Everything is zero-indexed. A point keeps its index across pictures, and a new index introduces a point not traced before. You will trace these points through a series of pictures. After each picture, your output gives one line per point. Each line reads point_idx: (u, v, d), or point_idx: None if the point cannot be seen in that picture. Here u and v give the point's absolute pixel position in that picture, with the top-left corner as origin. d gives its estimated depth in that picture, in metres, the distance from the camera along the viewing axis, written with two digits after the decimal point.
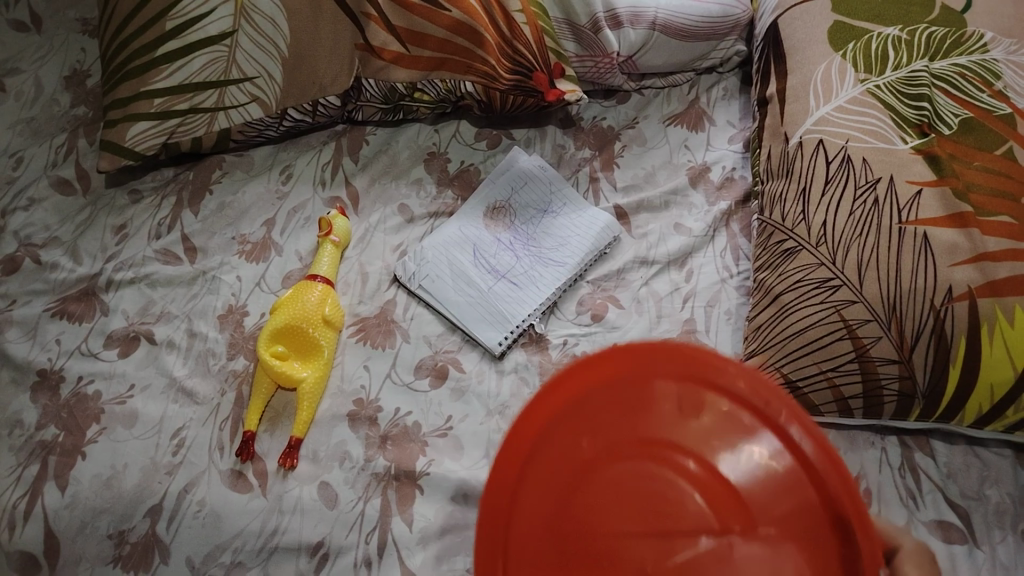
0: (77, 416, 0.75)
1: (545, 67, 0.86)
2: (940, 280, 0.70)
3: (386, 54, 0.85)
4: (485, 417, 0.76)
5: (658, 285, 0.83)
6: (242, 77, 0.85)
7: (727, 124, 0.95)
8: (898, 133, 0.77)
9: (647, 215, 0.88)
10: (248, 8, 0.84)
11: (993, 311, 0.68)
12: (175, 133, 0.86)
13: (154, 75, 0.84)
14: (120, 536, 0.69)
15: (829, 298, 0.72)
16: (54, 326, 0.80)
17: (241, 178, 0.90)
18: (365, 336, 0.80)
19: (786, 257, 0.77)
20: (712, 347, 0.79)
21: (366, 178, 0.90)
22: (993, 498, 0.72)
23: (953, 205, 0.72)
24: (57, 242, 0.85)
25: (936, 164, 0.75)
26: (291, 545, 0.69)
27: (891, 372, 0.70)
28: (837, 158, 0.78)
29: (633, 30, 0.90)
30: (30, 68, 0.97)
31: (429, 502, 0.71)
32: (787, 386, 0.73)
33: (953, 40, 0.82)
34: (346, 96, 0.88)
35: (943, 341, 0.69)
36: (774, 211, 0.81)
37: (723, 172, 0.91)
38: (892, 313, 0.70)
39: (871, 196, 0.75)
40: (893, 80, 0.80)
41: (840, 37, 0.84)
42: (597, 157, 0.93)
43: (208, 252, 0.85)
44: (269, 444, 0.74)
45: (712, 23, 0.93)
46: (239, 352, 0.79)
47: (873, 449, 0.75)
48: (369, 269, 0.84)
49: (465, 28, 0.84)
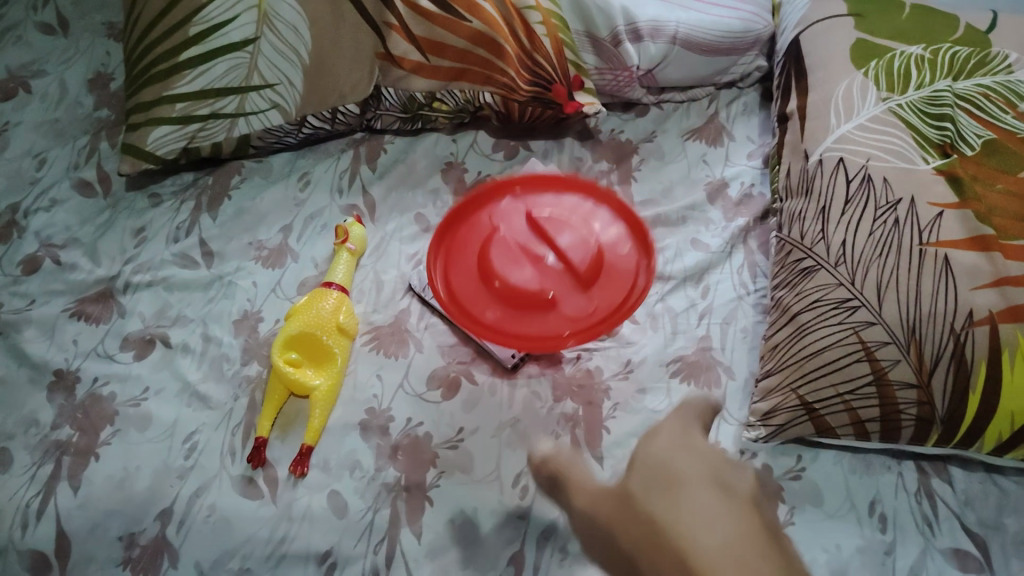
0: (91, 417, 0.75)
1: (563, 80, 0.87)
2: (961, 304, 0.69)
3: (406, 63, 0.86)
4: (496, 429, 0.75)
5: (674, 302, 0.83)
6: (263, 84, 0.85)
7: (746, 139, 0.95)
8: (919, 153, 0.77)
9: (664, 230, 0.88)
10: (270, 15, 0.84)
11: (1015, 337, 0.67)
12: (195, 137, 0.87)
13: (176, 80, 0.84)
14: (130, 539, 0.70)
15: (847, 318, 0.71)
16: (72, 326, 0.80)
17: (260, 184, 0.91)
18: (379, 345, 0.80)
19: (802, 276, 0.76)
20: (726, 365, 0.79)
21: (383, 187, 0.91)
22: (1012, 528, 0.71)
23: (975, 228, 0.72)
24: (76, 244, 0.86)
25: (958, 186, 0.74)
26: (300, 553, 0.69)
27: (909, 397, 0.69)
28: (856, 177, 0.77)
29: (654, 44, 0.90)
30: (55, 70, 0.98)
31: (438, 514, 0.71)
32: (805, 409, 0.71)
33: (977, 60, 0.82)
34: (365, 105, 0.89)
35: (963, 367, 0.68)
36: (792, 229, 0.79)
37: (741, 188, 0.91)
38: (911, 336, 0.69)
39: (891, 216, 0.74)
40: (916, 99, 0.80)
41: (863, 53, 0.84)
42: (614, 170, 0.92)
43: (225, 257, 0.86)
44: (281, 451, 0.74)
45: (732, 39, 0.92)
46: (252, 358, 0.79)
47: (890, 473, 0.74)
48: (384, 278, 0.85)
49: (485, 39, 0.84)
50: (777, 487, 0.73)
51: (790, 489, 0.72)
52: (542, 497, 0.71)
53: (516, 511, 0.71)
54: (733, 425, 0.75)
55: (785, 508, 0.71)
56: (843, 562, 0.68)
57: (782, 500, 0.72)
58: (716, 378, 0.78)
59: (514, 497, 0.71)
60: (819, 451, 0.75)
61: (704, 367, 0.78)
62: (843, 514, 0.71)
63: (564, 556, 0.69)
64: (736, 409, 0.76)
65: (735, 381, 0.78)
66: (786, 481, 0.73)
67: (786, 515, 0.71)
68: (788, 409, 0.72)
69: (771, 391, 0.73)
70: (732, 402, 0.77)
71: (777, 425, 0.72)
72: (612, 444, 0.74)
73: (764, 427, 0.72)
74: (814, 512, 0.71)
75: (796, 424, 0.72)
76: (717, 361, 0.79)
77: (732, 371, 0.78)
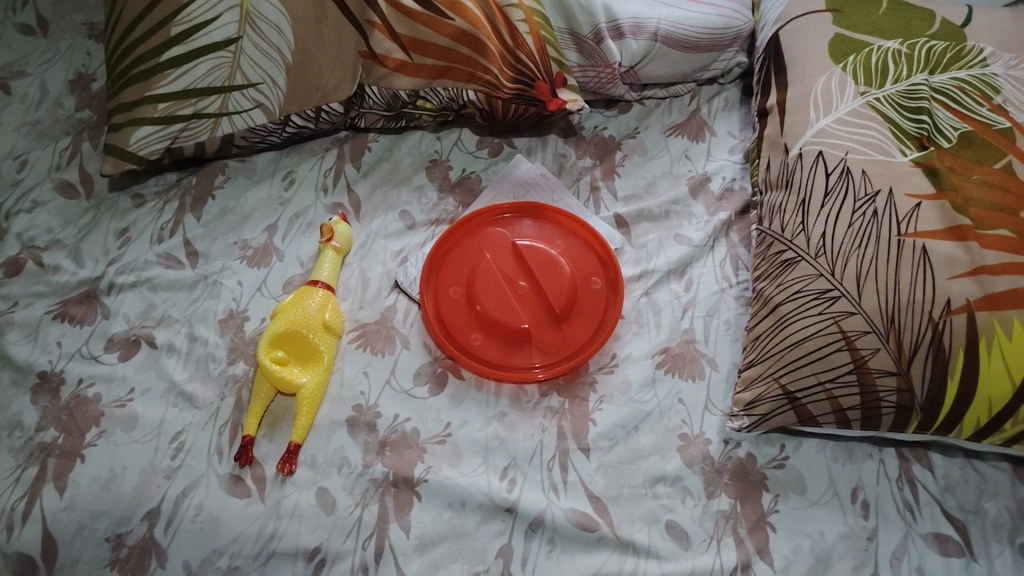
0: (77, 419, 0.75)
1: (546, 77, 0.87)
2: (938, 293, 0.70)
3: (389, 62, 0.86)
4: (484, 424, 0.76)
5: (659, 295, 0.84)
6: (246, 84, 0.85)
7: (727, 134, 0.96)
8: (897, 146, 0.78)
9: (648, 225, 0.89)
10: (252, 14, 0.84)
11: (991, 325, 0.68)
12: (178, 137, 0.86)
13: (158, 80, 0.84)
14: (118, 540, 0.69)
15: (828, 309, 0.72)
16: (55, 328, 0.80)
17: (244, 184, 0.90)
18: (365, 342, 0.80)
19: (784, 268, 0.77)
20: (710, 357, 0.80)
21: (368, 184, 0.91)
22: (991, 512, 0.72)
23: (952, 218, 0.73)
24: (59, 245, 0.85)
25: (934, 177, 0.75)
26: (289, 550, 0.69)
27: (889, 385, 0.70)
28: (836, 170, 0.78)
29: (636, 40, 0.91)
30: (36, 71, 0.97)
31: (427, 509, 0.71)
32: (787, 398, 0.72)
33: (952, 54, 0.83)
34: (349, 103, 0.89)
35: (941, 354, 0.69)
36: (773, 222, 0.80)
37: (723, 183, 0.91)
38: (890, 325, 0.70)
39: (870, 208, 0.75)
40: (893, 93, 0.81)
41: (840, 48, 0.85)
42: (598, 166, 0.93)
43: (209, 256, 0.85)
44: (268, 449, 0.74)
45: (712, 35, 0.93)
46: (239, 357, 0.79)
47: (871, 460, 0.75)
48: (370, 275, 0.85)
49: (468, 37, 0.85)
50: (762, 477, 0.74)
51: (774, 478, 0.73)
52: (529, 490, 0.72)
53: (503, 504, 0.71)
54: (717, 416, 0.76)
55: (769, 496, 0.73)
56: (826, 549, 0.70)
57: (766, 489, 0.73)
58: (700, 370, 0.79)
59: (502, 491, 0.72)
60: (802, 440, 0.76)
61: (688, 360, 0.79)
62: (826, 501, 0.72)
63: (551, 549, 0.70)
64: (720, 400, 0.77)
65: (719, 373, 0.79)
66: (770, 469, 0.74)
67: (770, 503, 0.72)
68: (771, 398, 0.72)
69: (754, 381, 0.74)
70: (715, 393, 0.78)
71: (760, 415, 0.73)
72: (599, 437, 0.75)
73: (748, 417, 0.73)
74: (798, 500, 0.72)
75: (779, 413, 0.72)
76: (701, 353, 0.80)
77: (716, 362, 0.79)
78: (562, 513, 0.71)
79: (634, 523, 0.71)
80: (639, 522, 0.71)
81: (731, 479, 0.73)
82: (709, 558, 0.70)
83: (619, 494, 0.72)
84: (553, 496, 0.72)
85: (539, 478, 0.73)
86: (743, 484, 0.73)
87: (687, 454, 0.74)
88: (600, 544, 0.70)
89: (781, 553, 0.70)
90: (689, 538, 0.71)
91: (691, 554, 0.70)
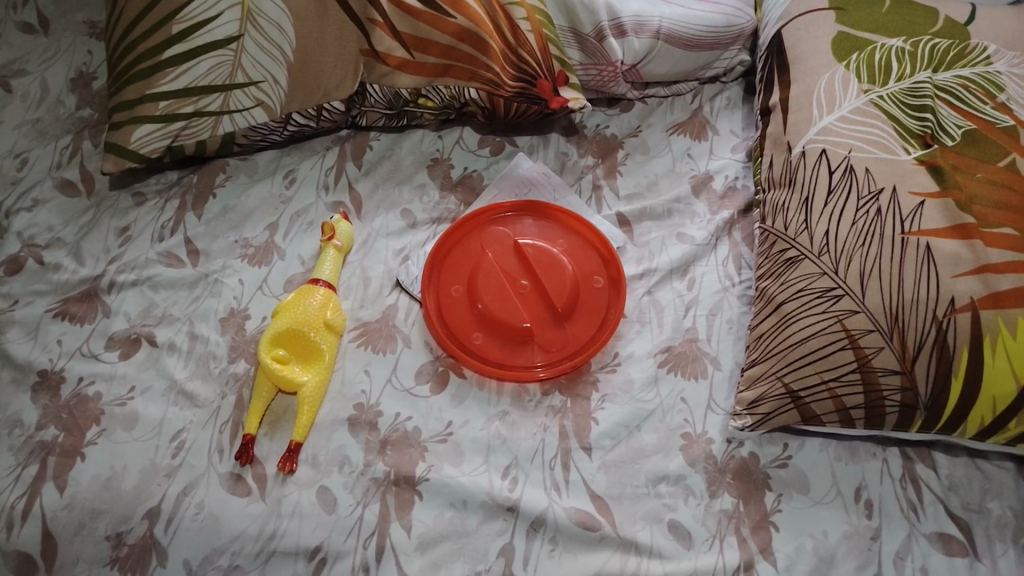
0: (77, 417, 0.75)
1: (549, 75, 0.87)
2: (942, 292, 0.69)
3: (391, 59, 0.86)
4: (485, 422, 0.75)
5: (661, 295, 0.83)
6: (247, 82, 0.85)
7: (729, 133, 0.95)
8: (900, 144, 0.78)
9: (650, 223, 0.88)
10: (254, 12, 0.84)
11: (996, 323, 0.68)
12: (180, 135, 0.86)
13: (159, 79, 0.84)
14: (117, 538, 0.69)
15: (832, 307, 0.72)
16: (56, 327, 0.80)
17: (245, 182, 0.90)
18: (367, 341, 0.80)
19: (787, 266, 0.76)
20: (713, 356, 0.79)
21: (369, 183, 0.90)
22: (995, 511, 0.72)
23: (955, 217, 0.73)
24: (60, 244, 0.85)
25: (939, 176, 0.75)
26: (290, 550, 0.69)
27: (893, 384, 0.69)
28: (839, 168, 0.78)
29: (638, 39, 0.90)
30: (36, 69, 0.97)
31: (428, 508, 0.71)
32: (791, 398, 0.72)
33: (956, 52, 0.83)
34: (350, 102, 0.89)
35: (945, 353, 0.68)
36: (777, 221, 0.80)
37: (725, 181, 0.91)
38: (894, 324, 0.70)
39: (873, 206, 0.74)
40: (896, 91, 0.81)
41: (843, 46, 0.85)
42: (600, 164, 0.93)
43: (210, 255, 0.85)
44: (269, 447, 0.74)
45: (715, 33, 0.93)
46: (240, 356, 0.79)
47: (875, 460, 0.74)
48: (372, 274, 0.84)
49: (469, 34, 0.84)
50: (764, 476, 0.73)
51: (777, 477, 0.73)
52: (531, 489, 0.72)
53: (505, 502, 0.71)
54: (720, 415, 0.76)
55: (772, 495, 0.72)
56: (829, 548, 0.70)
57: (770, 488, 0.73)
58: (703, 369, 0.78)
59: (503, 490, 0.71)
60: (805, 439, 0.75)
61: (691, 358, 0.79)
62: (829, 500, 0.72)
63: (553, 548, 0.69)
64: (723, 398, 0.77)
65: (722, 371, 0.78)
66: (774, 469, 0.74)
67: (772, 502, 0.72)
68: (775, 397, 0.72)
69: (757, 379, 0.74)
70: (717, 391, 0.77)
71: (763, 414, 0.72)
72: (601, 436, 0.75)
73: (751, 415, 0.73)
74: (801, 499, 0.72)
75: (782, 412, 0.72)
76: (704, 352, 0.79)
77: (719, 361, 0.79)
78: (565, 512, 0.71)
79: (636, 522, 0.71)
80: (641, 521, 0.71)
81: (734, 479, 0.73)
82: (712, 557, 0.69)
83: (621, 492, 0.72)
84: (555, 495, 0.71)
85: (541, 478, 0.72)
86: (746, 483, 0.73)
87: (690, 453, 0.74)
88: (602, 543, 0.70)
89: (784, 552, 0.70)
90: (692, 537, 0.70)
91: (693, 553, 0.69)
